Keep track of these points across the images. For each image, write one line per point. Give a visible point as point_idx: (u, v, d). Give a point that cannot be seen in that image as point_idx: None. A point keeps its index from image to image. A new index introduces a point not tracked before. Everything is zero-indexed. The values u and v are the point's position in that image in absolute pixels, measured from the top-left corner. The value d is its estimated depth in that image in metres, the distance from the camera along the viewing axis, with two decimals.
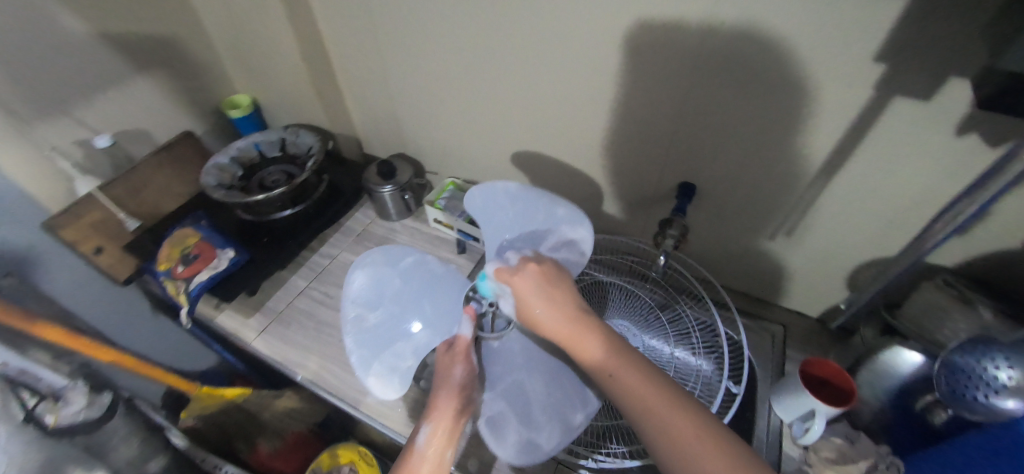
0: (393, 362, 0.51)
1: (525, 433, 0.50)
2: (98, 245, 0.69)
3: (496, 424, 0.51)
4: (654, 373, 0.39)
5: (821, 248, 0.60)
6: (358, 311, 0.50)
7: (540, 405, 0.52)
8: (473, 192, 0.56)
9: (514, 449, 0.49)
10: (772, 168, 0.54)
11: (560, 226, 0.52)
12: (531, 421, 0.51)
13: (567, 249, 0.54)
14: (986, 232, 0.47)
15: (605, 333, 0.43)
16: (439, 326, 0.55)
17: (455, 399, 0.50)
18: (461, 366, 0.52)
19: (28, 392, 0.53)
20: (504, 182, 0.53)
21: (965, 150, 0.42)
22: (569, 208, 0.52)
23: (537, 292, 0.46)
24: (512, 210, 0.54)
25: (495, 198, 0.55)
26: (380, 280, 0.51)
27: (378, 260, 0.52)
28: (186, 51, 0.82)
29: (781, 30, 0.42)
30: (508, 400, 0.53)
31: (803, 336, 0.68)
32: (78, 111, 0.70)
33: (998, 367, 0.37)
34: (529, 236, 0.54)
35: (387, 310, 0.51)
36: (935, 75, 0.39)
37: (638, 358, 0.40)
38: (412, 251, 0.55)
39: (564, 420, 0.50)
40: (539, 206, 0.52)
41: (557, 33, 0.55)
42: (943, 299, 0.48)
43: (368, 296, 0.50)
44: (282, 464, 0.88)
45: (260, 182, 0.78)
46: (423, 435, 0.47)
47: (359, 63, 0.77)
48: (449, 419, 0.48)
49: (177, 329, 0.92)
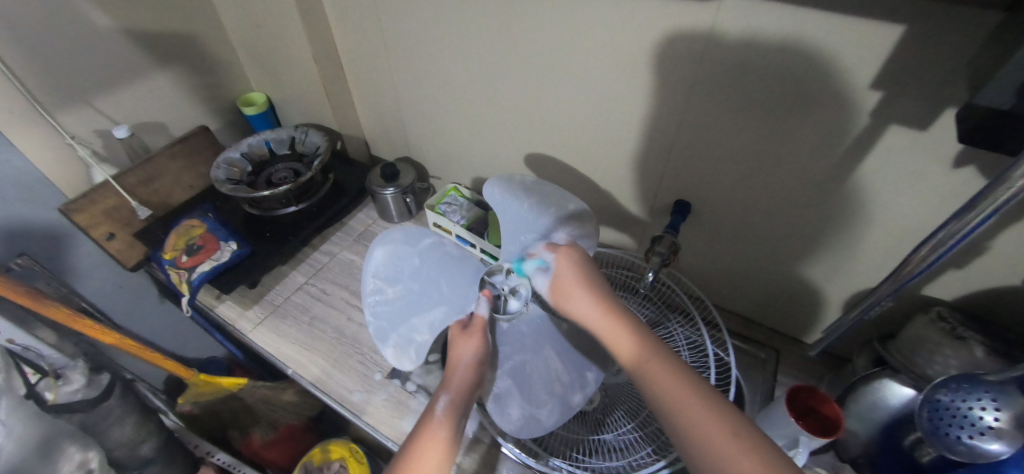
0: (409, 335, 0.53)
1: (528, 410, 0.52)
2: (109, 231, 0.72)
3: (501, 398, 0.52)
4: (689, 375, 0.38)
5: (814, 273, 0.60)
6: (377, 286, 0.51)
7: (546, 384, 0.53)
8: (491, 186, 0.54)
9: (517, 423, 0.51)
10: (766, 189, 0.55)
11: (569, 222, 0.52)
12: (534, 398, 0.52)
13: (574, 244, 0.54)
14: (983, 267, 0.47)
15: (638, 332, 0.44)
16: (456, 303, 0.55)
17: (470, 376, 0.49)
18: (476, 344, 0.51)
19: (30, 368, 0.56)
20: (521, 175, 0.54)
21: (962, 182, 0.42)
22: (580, 204, 0.53)
23: (575, 280, 0.49)
24: (528, 204, 0.53)
25: (510, 194, 0.53)
26: (399, 258, 0.51)
27: (398, 240, 0.51)
28: (206, 49, 0.86)
29: (780, 48, 0.43)
30: (514, 377, 0.53)
31: (796, 361, 0.68)
32: (100, 102, 0.74)
33: (983, 408, 0.37)
34: (545, 229, 0.53)
35: (406, 287, 0.52)
36: (929, 106, 0.39)
37: (671, 357, 0.40)
38: (432, 233, 0.54)
39: (568, 400, 0.52)
40: (551, 203, 0.53)
41: (561, 47, 0.56)
42: (933, 333, 0.47)
43: (388, 272, 0.51)
44: (274, 455, 0.90)
45: (267, 178, 0.80)
46: (442, 405, 0.45)
47: (369, 68, 0.80)
48: (465, 393, 0.47)
49: (181, 316, 0.95)
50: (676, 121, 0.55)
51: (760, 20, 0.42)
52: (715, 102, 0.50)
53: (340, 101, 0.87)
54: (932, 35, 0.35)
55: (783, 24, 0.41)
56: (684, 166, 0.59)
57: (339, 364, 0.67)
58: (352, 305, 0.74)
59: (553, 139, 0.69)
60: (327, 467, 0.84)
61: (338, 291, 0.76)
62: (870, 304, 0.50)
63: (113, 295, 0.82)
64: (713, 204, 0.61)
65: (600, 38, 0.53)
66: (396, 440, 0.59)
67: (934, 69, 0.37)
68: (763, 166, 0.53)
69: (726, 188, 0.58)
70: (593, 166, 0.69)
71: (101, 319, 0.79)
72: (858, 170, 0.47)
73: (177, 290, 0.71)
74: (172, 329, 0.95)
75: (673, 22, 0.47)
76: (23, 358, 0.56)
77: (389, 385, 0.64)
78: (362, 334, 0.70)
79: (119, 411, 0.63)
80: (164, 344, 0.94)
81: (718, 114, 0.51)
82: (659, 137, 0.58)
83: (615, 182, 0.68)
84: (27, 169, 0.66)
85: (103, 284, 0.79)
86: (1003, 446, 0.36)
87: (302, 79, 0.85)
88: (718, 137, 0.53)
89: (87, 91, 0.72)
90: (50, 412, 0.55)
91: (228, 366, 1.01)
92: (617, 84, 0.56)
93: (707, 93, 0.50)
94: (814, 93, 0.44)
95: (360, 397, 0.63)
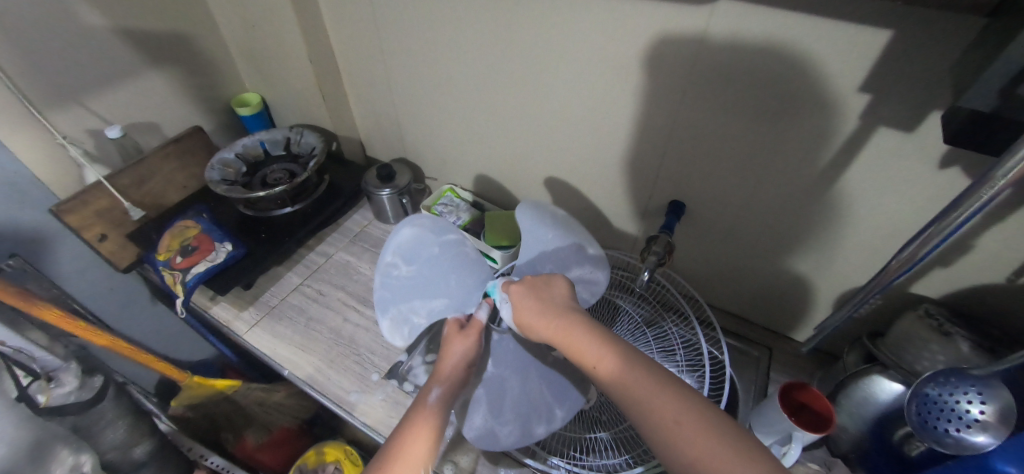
0: (407, 313, 0.54)
1: (490, 423, 0.52)
2: (101, 232, 0.71)
3: (468, 405, 0.52)
4: (644, 363, 0.38)
5: (804, 270, 0.61)
6: (394, 260, 0.53)
7: (513, 404, 0.52)
8: (523, 207, 0.53)
9: (478, 432, 0.51)
10: (759, 189, 0.56)
11: (584, 264, 0.54)
12: (500, 414, 0.52)
13: (583, 285, 0.55)
14: (969, 265, 0.48)
15: (596, 332, 0.43)
16: (457, 299, 0.55)
17: (460, 372, 0.49)
18: (471, 341, 0.52)
19: (22, 371, 0.55)
20: (555, 208, 0.54)
21: (948, 182, 0.43)
22: (599, 251, 0.54)
23: (530, 304, 0.48)
24: (555, 234, 0.54)
25: (543, 220, 0.53)
26: (420, 242, 0.53)
27: (426, 226, 0.54)
28: (199, 49, 0.85)
29: (775, 50, 0.43)
30: (487, 387, 0.54)
31: (787, 359, 0.69)
32: (92, 101, 0.73)
33: (970, 401, 0.38)
34: (558, 261, 0.55)
35: (418, 270, 0.53)
36: (914, 109, 0.40)
37: (641, 363, 0.38)
38: (458, 231, 0.56)
39: (530, 427, 0.51)
40: (573, 244, 0.54)
41: (556, 47, 0.57)
42: (923, 329, 0.48)
43: (407, 251, 0.53)
44: (267, 458, 0.89)
45: (262, 178, 0.80)
46: (434, 394, 0.46)
47: (365, 68, 0.80)
48: (455, 387, 0.48)
49: (173, 318, 0.94)
50: (670, 122, 0.56)
51: (748, 23, 0.43)
52: (711, 103, 0.51)
53: (335, 102, 0.87)
54: (920, 38, 0.36)
55: (772, 26, 0.42)
56: (677, 166, 0.60)
57: (335, 365, 0.66)
58: (348, 307, 0.74)
59: (549, 140, 0.69)
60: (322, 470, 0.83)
61: (334, 292, 0.76)
62: (861, 296, 0.51)
63: (104, 298, 0.81)
64: (707, 204, 0.62)
65: (596, 40, 0.53)
66: None
67: (920, 73, 0.38)
68: (755, 167, 0.54)
69: (721, 189, 0.59)
70: (588, 167, 0.69)
71: (93, 321, 0.78)
72: (848, 172, 0.48)
73: (171, 292, 0.70)
74: (164, 331, 0.94)
75: (667, 24, 0.47)
76: (14, 360, 0.55)
77: (386, 385, 0.64)
78: (358, 335, 0.70)
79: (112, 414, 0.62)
80: (156, 346, 0.93)
81: (712, 116, 0.52)
82: (653, 138, 0.59)
83: (611, 182, 0.68)
84: (17, 169, 0.65)
85: (95, 286, 0.79)
86: (991, 439, 0.36)
87: (297, 79, 0.84)
88: (709, 138, 0.54)
89: (79, 91, 0.71)
90: (42, 414, 0.54)
91: (221, 368, 1.00)
92: (613, 85, 0.56)
93: (701, 94, 0.51)
94: (807, 95, 0.44)
95: (356, 398, 0.63)
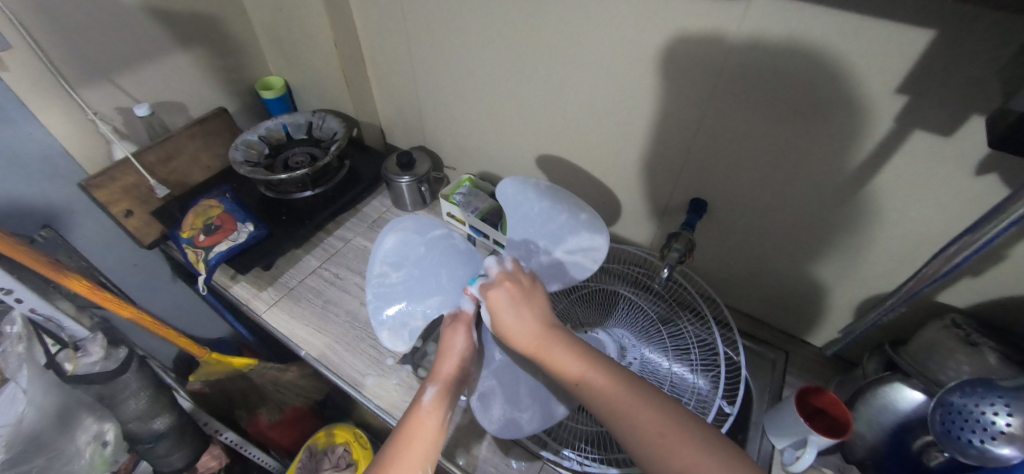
0: (404, 318, 0.53)
1: (509, 412, 0.51)
2: (127, 208, 0.72)
3: (485, 398, 0.51)
4: (625, 379, 0.38)
5: (827, 273, 0.60)
6: (384, 269, 0.53)
7: (530, 388, 0.51)
8: (508, 183, 0.56)
9: (498, 423, 0.50)
10: (784, 190, 0.55)
11: (579, 229, 0.54)
12: (517, 400, 0.51)
13: (584, 252, 0.54)
14: (999, 274, 0.47)
15: (573, 347, 0.42)
16: (453, 293, 0.54)
17: (456, 369, 0.48)
18: (465, 335, 0.50)
19: (51, 339, 0.58)
20: (537, 180, 0.55)
21: (984, 189, 0.42)
22: (591, 214, 0.54)
23: (513, 306, 0.46)
24: (540, 206, 0.55)
25: (526, 193, 0.55)
26: (406, 245, 0.53)
27: (409, 227, 0.54)
28: (225, 31, 0.86)
29: (812, 46, 0.42)
30: (499, 377, 0.52)
31: (804, 363, 0.68)
32: (121, 79, 0.74)
33: (996, 412, 0.37)
34: (550, 233, 0.54)
35: (409, 272, 0.54)
36: (956, 112, 0.39)
37: (618, 373, 0.39)
38: (441, 225, 0.56)
39: (550, 409, 0.50)
40: (563, 209, 0.54)
41: (585, 38, 0.56)
42: (948, 339, 0.47)
43: (394, 257, 0.53)
44: (277, 435, 0.93)
45: (284, 161, 0.81)
46: (429, 395, 0.45)
47: (389, 54, 0.80)
48: (453, 385, 0.47)
49: (191, 296, 0.96)
50: (697, 120, 0.55)
51: (788, 17, 0.42)
52: (739, 101, 0.50)
53: (358, 88, 0.87)
54: (966, 39, 0.35)
55: (810, 22, 0.41)
56: (702, 164, 0.59)
57: (350, 348, 0.67)
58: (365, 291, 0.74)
59: (571, 132, 0.69)
60: (331, 451, 0.85)
61: (352, 276, 0.77)
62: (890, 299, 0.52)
63: (127, 273, 0.83)
64: (729, 205, 0.61)
65: (626, 33, 0.52)
66: None
67: (963, 75, 0.37)
68: (782, 169, 0.53)
69: (745, 188, 0.58)
70: (609, 162, 0.69)
71: (117, 294, 0.80)
72: (881, 174, 0.47)
73: (193, 269, 0.71)
74: (182, 308, 0.96)
75: (700, 18, 0.46)
76: (43, 329, 0.57)
77: (400, 370, 0.64)
78: None
79: (137, 384, 0.64)
80: (175, 322, 0.95)
81: (739, 114, 0.51)
82: (677, 135, 0.58)
83: (632, 177, 0.68)
84: (50, 143, 0.67)
85: (119, 260, 0.80)
86: (1015, 451, 0.36)
87: (322, 64, 0.85)
88: (736, 137, 0.53)
89: (110, 68, 0.72)
90: (69, 382, 0.57)
91: (236, 347, 1.02)
92: (639, 81, 0.56)
93: (730, 91, 0.50)
94: (841, 96, 0.43)
95: (372, 381, 0.63)
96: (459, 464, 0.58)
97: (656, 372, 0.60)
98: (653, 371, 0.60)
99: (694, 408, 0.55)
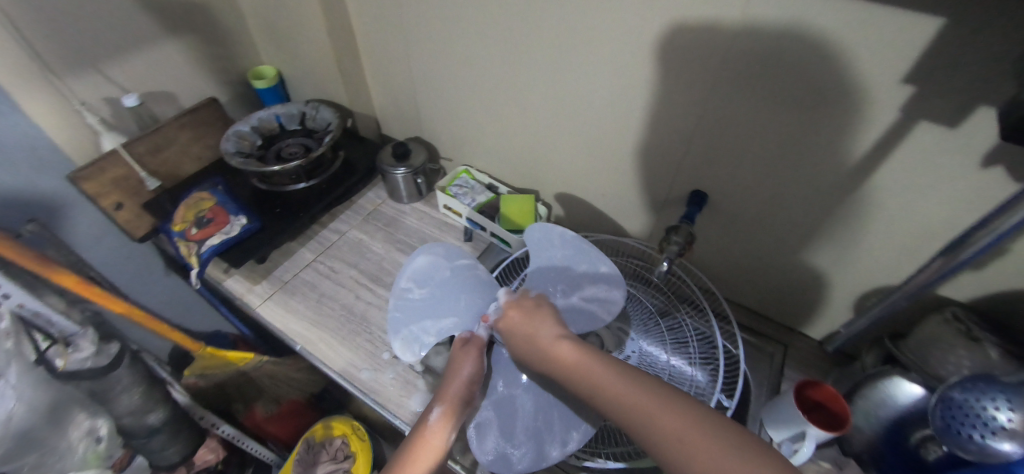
0: (417, 333, 0.53)
1: (502, 445, 0.48)
2: (117, 201, 0.71)
3: (480, 428, 0.49)
4: (639, 377, 0.34)
5: (827, 265, 0.59)
6: (408, 285, 0.55)
7: (525, 423, 0.49)
8: (533, 226, 0.56)
9: (490, 456, 0.48)
10: (784, 182, 0.54)
11: (598, 280, 0.54)
12: (511, 435, 0.49)
13: (599, 303, 0.54)
14: (1002, 268, 0.46)
15: (585, 350, 0.38)
16: (467, 318, 0.53)
17: (462, 392, 0.45)
18: (474, 362, 0.48)
19: (40, 334, 0.57)
20: (563, 227, 0.56)
21: (989, 182, 0.41)
22: (612, 269, 0.54)
23: (527, 324, 0.44)
24: (563, 254, 0.55)
25: (552, 239, 0.56)
26: (434, 267, 0.56)
27: (439, 252, 0.56)
28: (214, 18, 0.83)
29: (821, 34, 0.40)
30: (497, 409, 0.50)
31: (802, 356, 0.68)
32: (108, 68, 0.72)
33: (997, 408, 0.36)
34: (569, 279, 0.55)
35: (430, 291, 0.55)
36: (964, 103, 0.38)
37: (632, 371, 0.35)
38: (471, 255, 0.58)
39: (544, 452, 0.47)
40: (586, 258, 0.55)
41: (584, 24, 0.54)
42: (949, 333, 0.47)
43: (420, 276, 0.55)
44: (276, 428, 0.94)
45: (277, 152, 0.79)
46: (435, 414, 0.43)
47: (383, 42, 0.78)
48: (459, 406, 0.44)
49: (184, 288, 0.95)
50: (698, 110, 0.53)
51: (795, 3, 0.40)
52: (740, 92, 0.49)
53: (351, 77, 0.85)
54: (978, 27, 0.34)
55: (819, 8, 0.39)
56: (702, 156, 0.58)
57: (345, 341, 0.67)
58: (360, 284, 0.74)
59: (569, 123, 0.67)
60: (328, 443, 0.85)
61: (346, 269, 0.76)
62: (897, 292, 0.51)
63: (119, 265, 0.82)
64: (729, 197, 0.60)
65: (626, 20, 0.51)
66: (402, 418, 0.59)
67: (970, 65, 0.36)
68: (784, 160, 0.52)
69: (746, 180, 0.57)
70: (606, 154, 0.67)
71: (109, 288, 0.79)
72: (884, 167, 0.46)
73: (185, 263, 0.70)
74: (176, 301, 0.95)
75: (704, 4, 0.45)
76: (31, 323, 0.56)
77: (397, 364, 0.64)
78: (370, 312, 0.70)
79: (128, 380, 0.65)
80: (169, 315, 0.94)
81: (741, 105, 0.50)
82: (677, 126, 0.57)
83: (630, 169, 0.67)
84: (35, 134, 0.65)
85: (111, 253, 0.79)
86: (1016, 447, 0.35)
87: (315, 52, 0.83)
88: (737, 129, 0.52)
89: (96, 57, 0.70)
90: (59, 378, 0.57)
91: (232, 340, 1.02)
92: (638, 70, 0.54)
93: (733, 80, 0.48)
94: (848, 86, 0.42)
95: (368, 375, 0.63)
96: (457, 459, 0.58)
97: (654, 366, 0.59)
98: (651, 365, 0.59)
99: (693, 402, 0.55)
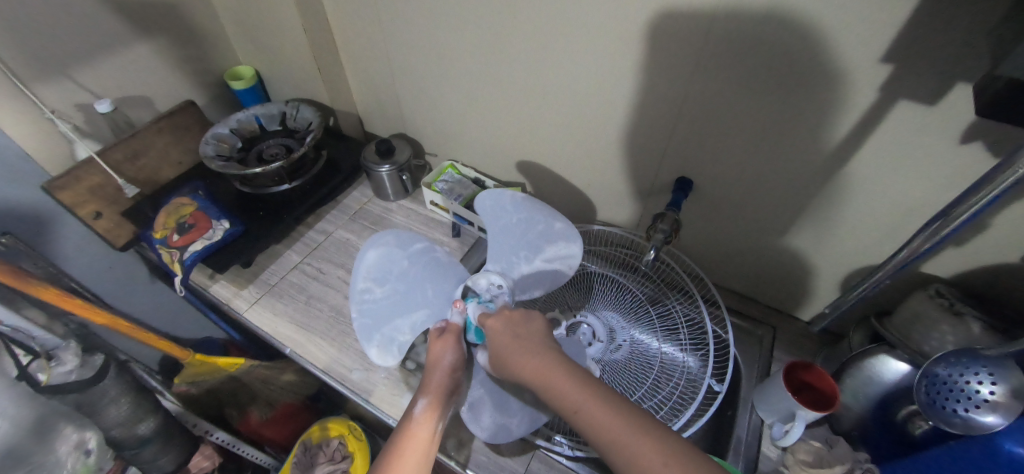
0: (391, 334, 0.53)
1: (499, 418, 0.50)
2: (95, 210, 0.69)
3: (474, 408, 0.50)
4: (614, 399, 0.35)
5: (812, 247, 0.59)
6: (367, 286, 0.52)
7: (517, 394, 0.50)
8: (483, 196, 0.56)
9: (489, 431, 0.49)
10: (767, 165, 0.54)
11: (556, 239, 0.54)
12: (505, 406, 0.50)
13: (561, 260, 0.55)
14: (982, 243, 0.47)
15: (569, 368, 0.39)
16: (438, 307, 0.54)
17: (446, 380, 0.46)
18: (454, 348, 0.49)
19: (21, 349, 0.56)
20: (512, 190, 0.55)
21: (968, 158, 0.41)
22: (567, 224, 0.54)
23: (512, 332, 0.45)
24: (518, 218, 0.55)
25: (503, 204, 0.55)
26: (390, 260, 0.53)
27: (390, 242, 0.53)
28: (187, 18, 0.82)
29: (800, 14, 0.40)
30: (487, 385, 0.51)
31: (791, 338, 0.68)
32: (79, 74, 0.70)
33: (980, 381, 0.37)
34: (528, 244, 0.55)
35: (394, 287, 0.53)
36: (940, 80, 0.38)
37: (609, 394, 0.36)
38: (424, 238, 0.56)
39: (538, 412, 0.49)
40: (540, 219, 0.54)
41: (562, 14, 0.53)
42: (932, 310, 0.48)
43: (377, 272, 0.52)
44: (272, 433, 0.93)
45: (258, 154, 0.78)
46: (420, 406, 0.43)
47: (361, 38, 0.76)
48: (444, 395, 0.45)
49: (170, 295, 0.94)
50: (680, 97, 0.53)
51: None
52: (721, 78, 0.49)
53: (331, 75, 0.83)
54: (953, 4, 0.33)
55: None
56: (686, 143, 0.58)
57: (335, 342, 0.66)
58: (348, 284, 0.73)
59: (552, 114, 0.67)
60: (325, 445, 0.85)
61: (334, 270, 0.75)
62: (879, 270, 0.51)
63: (102, 275, 0.80)
64: (713, 182, 0.60)
65: (603, 9, 0.50)
66: (395, 416, 0.59)
67: (946, 42, 0.36)
68: (766, 144, 0.52)
69: (730, 165, 0.57)
70: (590, 144, 0.67)
71: (92, 300, 0.78)
72: (865, 147, 0.46)
73: (169, 270, 0.69)
74: (163, 309, 0.94)
75: None
76: (13, 339, 0.55)
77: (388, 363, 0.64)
78: None
79: (116, 391, 0.63)
80: (157, 323, 0.93)
81: (722, 90, 0.50)
82: (660, 113, 0.56)
83: (614, 157, 0.66)
84: (5, 145, 0.63)
85: (93, 263, 0.78)
86: (997, 418, 0.36)
87: (292, 49, 0.81)
88: (721, 114, 0.52)
89: (65, 63, 0.68)
90: (43, 393, 0.55)
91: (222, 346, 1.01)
92: (618, 59, 0.54)
93: (713, 65, 0.48)
94: (827, 68, 0.42)
95: (359, 375, 0.63)
96: (452, 455, 0.58)
97: (645, 353, 0.60)
98: (642, 352, 0.60)
99: (684, 388, 0.56)
